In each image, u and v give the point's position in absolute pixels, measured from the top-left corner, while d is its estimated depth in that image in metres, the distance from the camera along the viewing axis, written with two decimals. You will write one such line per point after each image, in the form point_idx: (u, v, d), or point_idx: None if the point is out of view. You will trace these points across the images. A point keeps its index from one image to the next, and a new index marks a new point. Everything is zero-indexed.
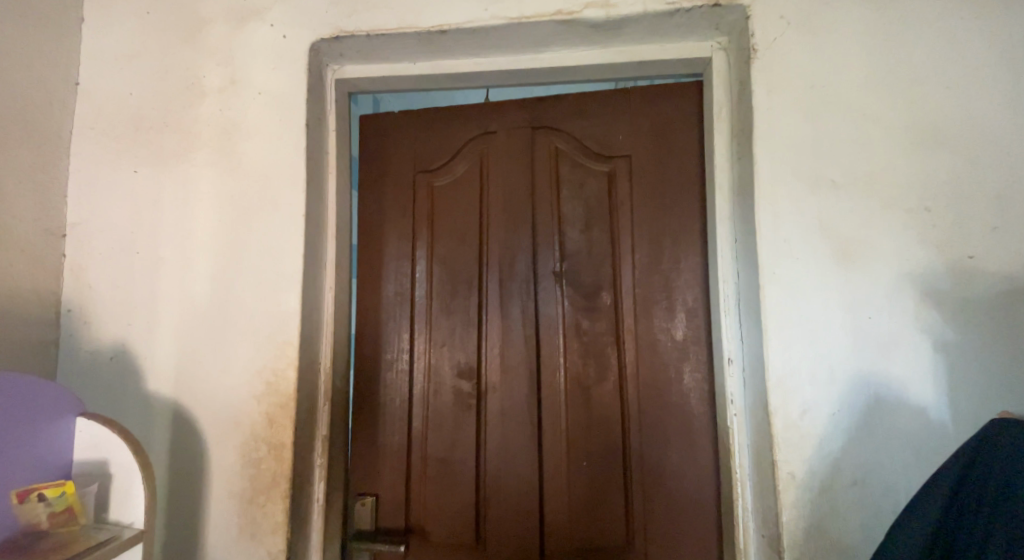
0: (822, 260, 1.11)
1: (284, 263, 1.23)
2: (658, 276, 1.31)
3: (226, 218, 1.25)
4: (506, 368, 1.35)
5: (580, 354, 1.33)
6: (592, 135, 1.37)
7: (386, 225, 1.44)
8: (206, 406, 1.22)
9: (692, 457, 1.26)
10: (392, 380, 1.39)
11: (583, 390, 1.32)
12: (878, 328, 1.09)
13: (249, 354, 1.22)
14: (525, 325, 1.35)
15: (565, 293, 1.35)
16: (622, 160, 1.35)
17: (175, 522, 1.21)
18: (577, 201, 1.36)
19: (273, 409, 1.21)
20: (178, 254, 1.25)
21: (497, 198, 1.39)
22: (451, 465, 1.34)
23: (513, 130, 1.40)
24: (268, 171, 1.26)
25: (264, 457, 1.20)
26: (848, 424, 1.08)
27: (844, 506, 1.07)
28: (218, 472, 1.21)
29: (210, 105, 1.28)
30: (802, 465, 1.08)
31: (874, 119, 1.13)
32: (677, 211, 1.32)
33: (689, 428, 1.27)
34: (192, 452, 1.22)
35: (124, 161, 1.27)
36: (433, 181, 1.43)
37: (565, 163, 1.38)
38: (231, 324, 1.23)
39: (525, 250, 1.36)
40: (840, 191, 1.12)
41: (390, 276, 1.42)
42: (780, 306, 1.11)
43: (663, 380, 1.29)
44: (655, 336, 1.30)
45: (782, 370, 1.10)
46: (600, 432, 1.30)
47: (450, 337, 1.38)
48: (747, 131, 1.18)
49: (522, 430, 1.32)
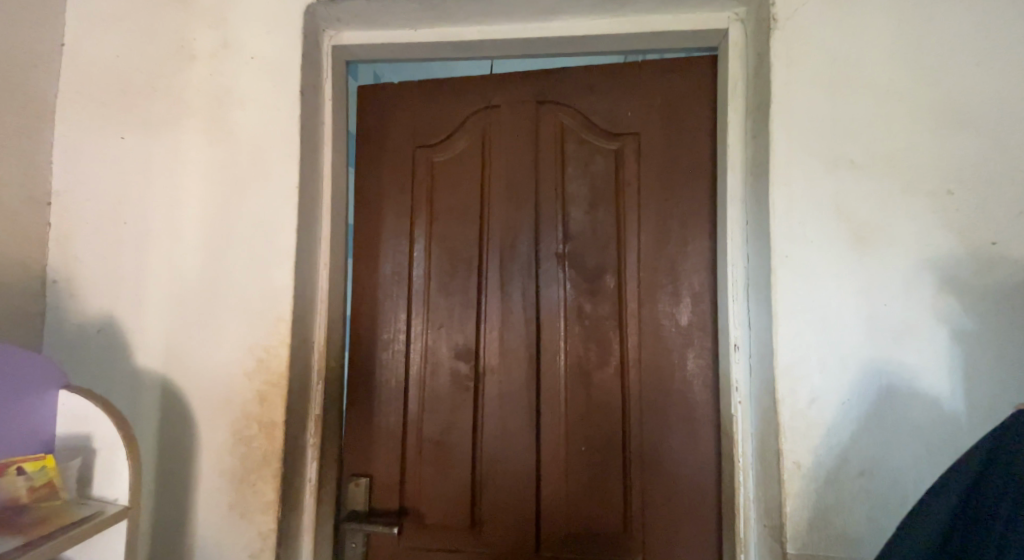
0: (836, 245, 1.06)
1: (277, 236, 1.19)
2: (664, 259, 1.27)
3: (217, 188, 1.21)
4: (506, 351, 1.31)
5: (582, 337, 1.29)
6: (600, 111, 1.32)
7: (384, 200, 1.39)
8: (196, 382, 1.19)
9: (693, 445, 1.23)
10: (388, 361, 1.36)
11: (584, 374, 1.28)
12: (893, 316, 1.04)
13: (240, 330, 1.19)
14: (526, 308, 1.31)
15: (567, 276, 1.31)
16: (631, 138, 1.31)
17: (164, 501, 1.19)
18: (583, 180, 1.32)
19: (264, 387, 1.17)
20: (169, 228, 1.21)
21: (500, 175, 1.35)
22: (448, 448, 1.32)
23: (517, 104, 1.35)
24: (261, 140, 1.21)
25: (254, 436, 1.16)
26: (858, 414, 1.03)
27: (851, 497, 1.02)
28: (207, 450, 1.18)
29: (200, 71, 1.23)
30: (809, 454, 1.03)
31: (896, 97, 1.07)
32: (686, 192, 1.27)
33: (691, 416, 1.24)
34: (181, 430, 1.19)
35: (110, 127, 1.22)
36: (433, 156, 1.39)
37: (572, 140, 1.33)
38: (222, 299, 1.19)
39: (527, 230, 1.32)
40: (859, 172, 1.07)
41: (388, 254, 1.38)
42: (792, 290, 1.06)
43: (666, 367, 1.25)
44: (660, 321, 1.26)
45: (790, 357, 1.05)
46: (601, 417, 1.27)
47: (448, 317, 1.35)
48: (763, 107, 1.12)
49: (520, 413, 1.30)
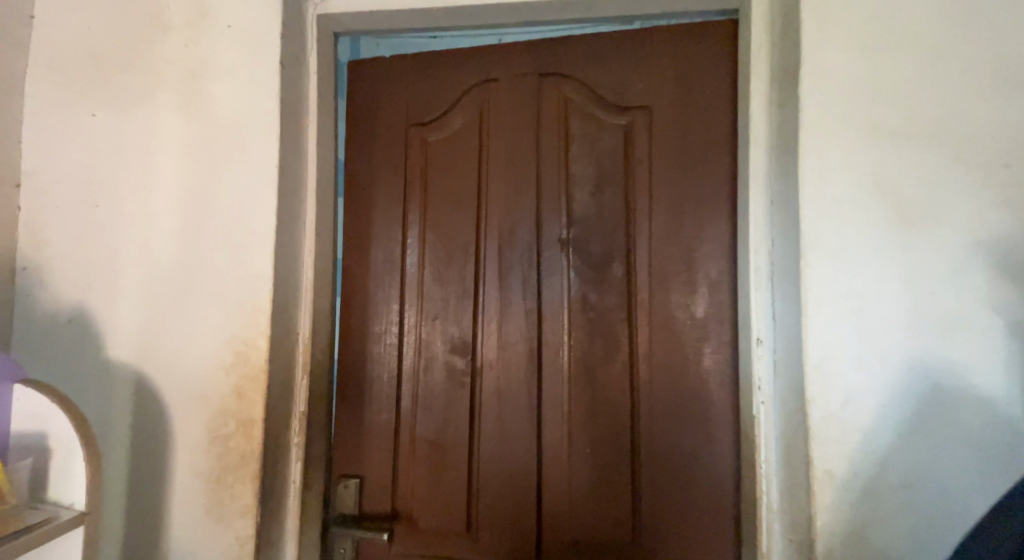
0: (876, 224, 0.91)
1: (255, 220, 1.10)
2: (678, 245, 1.15)
3: (192, 167, 1.13)
4: (504, 346, 1.21)
5: (587, 331, 1.18)
6: (608, 83, 1.21)
7: (376, 183, 1.30)
8: (169, 377, 1.10)
9: (709, 449, 1.12)
10: (380, 355, 1.27)
11: (589, 371, 1.18)
12: (941, 305, 0.89)
13: (216, 321, 1.10)
14: (526, 298, 1.21)
15: (571, 264, 1.20)
16: (641, 112, 1.19)
17: (136, 504, 1.10)
18: (588, 159, 1.21)
19: (242, 382, 1.08)
20: (142, 210, 1.13)
21: (499, 155, 1.25)
22: (443, 448, 1.23)
23: (517, 78, 1.25)
24: (238, 116, 1.12)
25: (232, 434, 1.07)
26: (900, 418, 0.89)
27: (890, 512, 0.88)
28: (182, 450, 1.09)
29: (174, 41, 1.15)
30: (843, 463, 0.89)
31: (945, 56, 0.93)
32: (702, 171, 1.15)
33: (707, 418, 1.12)
34: (154, 428, 1.10)
35: (82, 104, 1.15)
36: (427, 136, 1.29)
37: (576, 116, 1.22)
38: (197, 287, 1.11)
39: (527, 216, 1.22)
40: (901, 141, 0.92)
41: (379, 240, 1.29)
42: (823, 276, 0.92)
43: (679, 363, 1.14)
44: (672, 312, 1.15)
45: (821, 352, 0.91)
46: (608, 417, 1.16)
47: (443, 309, 1.25)
48: (791, 70, 0.99)
49: (520, 412, 1.20)
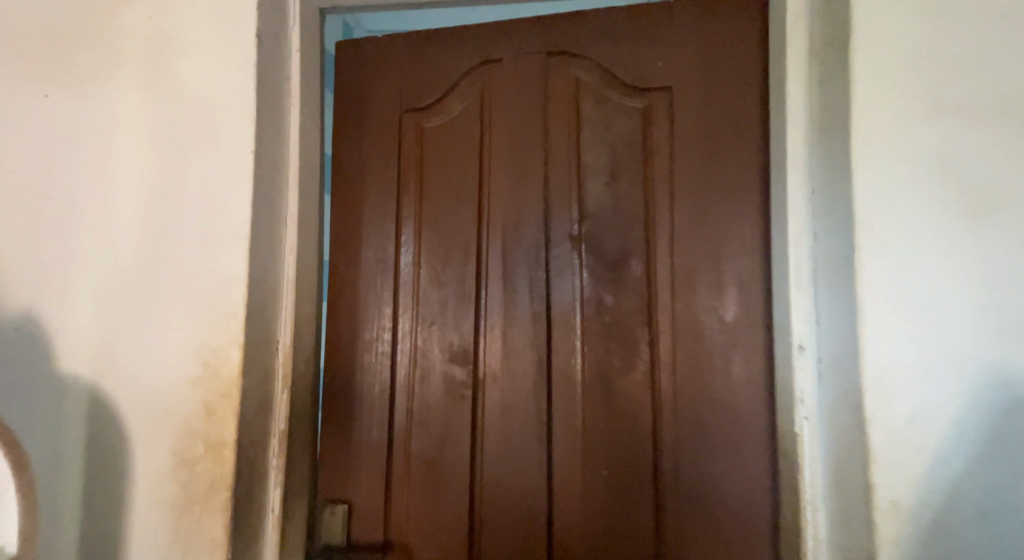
0: (941, 212, 0.80)
1: (227, 213, 0.97)
2: (703, 240, 1.03)
3: (157, 154, 1.00)
4: (510, 354, 1.09)
5: (602, 336, 1.06)
6: (623, 62, 1.09)
7: (366, 175, 1.18)
8: (128, 393, 0.96)
9: (741, 469, 0.99)
10: (370, 365, 1.14)
11: (605, 382, 1.05)
12: (1018, 306, 0.77)
13: (183, 328, 0.96)
14: (534, 301, 1.08)
15: (583, 262, 1.08)
16: (660, 94, 1.07)
17: (88, 542, 0.96)
18: (602, 146, 1.09)
19: (211, 397, 0.94)
20: (100, 203, 1.00)
21: (503, 143, 1.12)
22: (441, 470, 1.10)
23: (522, 58, 1.13)
24: (209, 97, 0.99)
25: (199, 458, 0.94)
26: (974, 437, 0.76)
27: (966, 547, 0.76)
28: (142, 477, 0.95)
29: (138, 14, 1.02)
30: (910, 490, 0.77)
31: (1016, 21, 0.81)
32: (729, 158, 1.04)
33: (739, 434, 1.00)
34: (111, 452, 0.96)
35: (31, 81, 0.98)
36: (423, 122, 1.17)
37: (588, 99, 1.10)
38: (162, 289, 0.97)
39: (534, 209, 1.10)
40: (968, 117, 0.80)
41: (370, 238, 1.16)
42: (881, 271, 0.80)
43: (706, 372, 1.02)
44: (698, 315, 1.03)
45: (881, 360, 0.78)
46: (626, 434, 1.04)
47: (441, 313, 1.12)
48: (837, 41, 0.87)
49: (527, 428, 1.07)
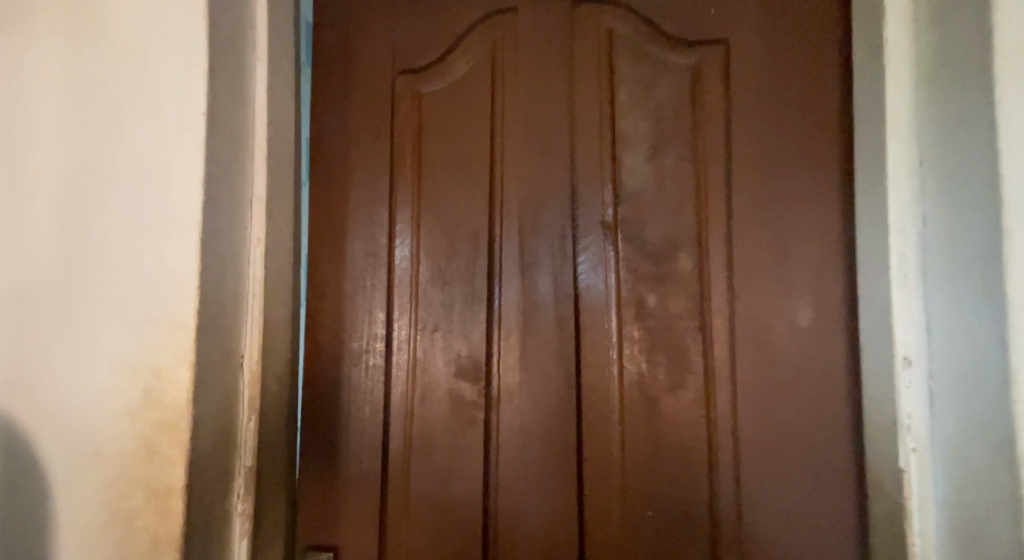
0: None
1: (172, 195, 0.76)
2: (770, 228, 0.84)
3: (81, 119, 0.78)
4: (530, 368, 0.89)
5: (644, 346, 0.87)
6: (668, 11, 0.89)
7: (352, 151, 0.97)
8: (46, 423, 0.75)
9: (819, 508, 0.81)
10: (359, 383, 0.93)
11: (649, 402, 0.86)
12: None
13: (116, 341, 0.75)
14: (559, 303, 0.88)
15: (620, 255, 0.88)
16: (714, 50, 0.88)
17: None
18: (642, 113, 0.89)
19: (154, 432, 0.74)
20: (10, 182, 0.79)
21: (520, 111, 0.92)
22: (447, 511, 0.90)
23: (543, 7, 0.93)
24: (149, 48, 0.78)
25: (139, 510, 0.73)
26: None
27: None
28: (64, 534, 0.74)
29: None
30: None
31: None
32: (799, 128, 0.85)
33: (816, 465, 0.81)
34: (24, 501, 0.75)
35: None
36: (420, 87, 0.96)
37: (624, 56, 0.90)
38: (88, 291, 0.76)
39: (559, 191, 0.90)
40: None
41: (358, 227, 0.96)
42: None
43: (775, 390, 0.82)
44: (764, 319, 0.83)
45: None
46: (675, 465, 0.84)
47: (445, 318, 0.92)
48: None
49: (552, 459, 0.87)
